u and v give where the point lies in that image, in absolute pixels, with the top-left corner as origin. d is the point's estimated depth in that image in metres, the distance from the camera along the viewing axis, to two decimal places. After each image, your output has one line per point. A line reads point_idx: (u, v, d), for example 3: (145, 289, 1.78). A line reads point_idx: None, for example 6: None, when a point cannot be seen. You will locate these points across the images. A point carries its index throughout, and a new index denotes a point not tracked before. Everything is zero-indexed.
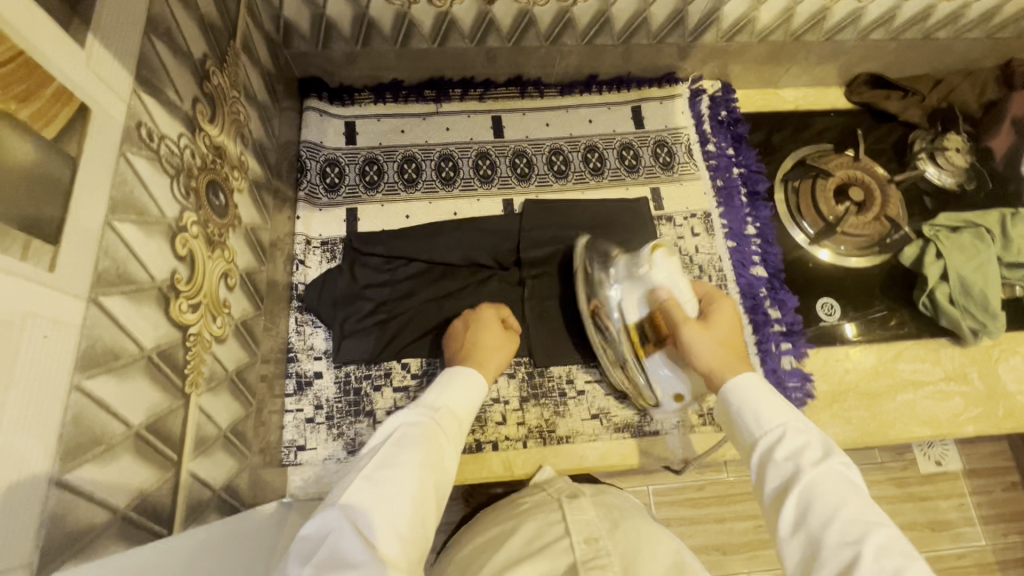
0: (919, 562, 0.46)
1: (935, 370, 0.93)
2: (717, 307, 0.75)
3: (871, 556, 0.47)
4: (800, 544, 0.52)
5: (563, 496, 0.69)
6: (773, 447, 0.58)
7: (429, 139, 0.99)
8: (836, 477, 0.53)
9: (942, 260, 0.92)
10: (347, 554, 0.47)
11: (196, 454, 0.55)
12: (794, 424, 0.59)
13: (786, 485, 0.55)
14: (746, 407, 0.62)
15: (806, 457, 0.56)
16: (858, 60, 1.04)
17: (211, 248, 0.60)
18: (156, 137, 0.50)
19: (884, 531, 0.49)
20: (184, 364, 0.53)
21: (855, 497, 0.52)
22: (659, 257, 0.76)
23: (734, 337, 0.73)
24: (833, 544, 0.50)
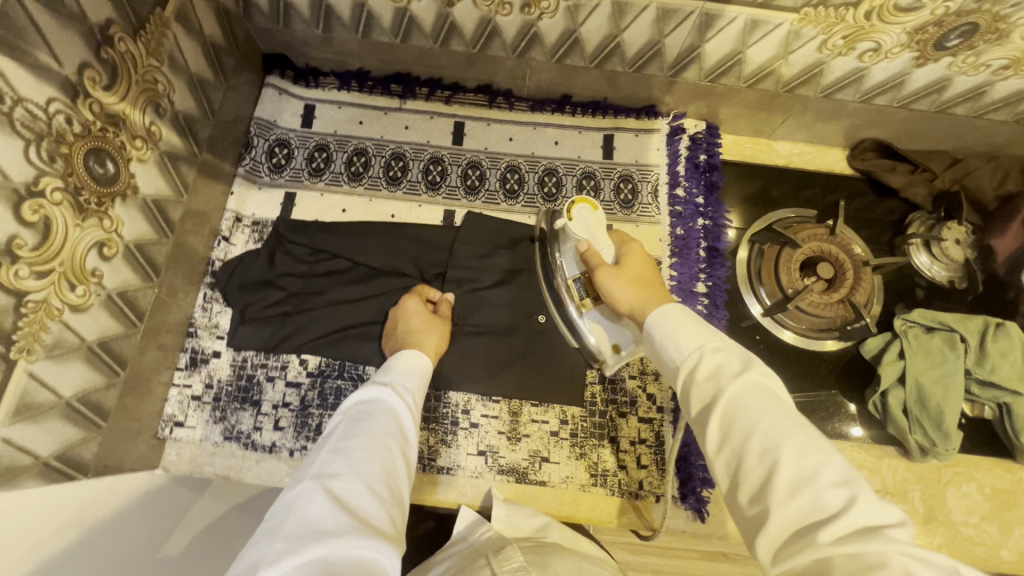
0: (836, 460, 0.42)
1: (871, 480, 0.84)
2: (628, 248, 0.71)
3: (790, 463, 0.42)
4: (724, 467, 0.46)
5: (490, 554, 0.59)
6: (694, 371, 0.51)
7: (386, 135, 0.96)
8: (753, 388, 0.47)
9: (902, 362, 0.82)
10: (319, 518, 0.45)
11: (18, 419, 0.55)
12: (712, 345, 0.52)
13: (709, 404, 0.48)
14: (667, 336, 0.55)
15: (727, 374, 0.49)
16: (863, 123, 0.94)
17: (82, 216, 0.59)
18: (8, 101, 0.49)
19: (801, 433, 0.43)
20: (13, 330, 0.53)
21: (771, 403, 0.46)
22: (577, 210, 0.73)
23: (652, 274, 0.68)
24: (750, 457, 0.44)
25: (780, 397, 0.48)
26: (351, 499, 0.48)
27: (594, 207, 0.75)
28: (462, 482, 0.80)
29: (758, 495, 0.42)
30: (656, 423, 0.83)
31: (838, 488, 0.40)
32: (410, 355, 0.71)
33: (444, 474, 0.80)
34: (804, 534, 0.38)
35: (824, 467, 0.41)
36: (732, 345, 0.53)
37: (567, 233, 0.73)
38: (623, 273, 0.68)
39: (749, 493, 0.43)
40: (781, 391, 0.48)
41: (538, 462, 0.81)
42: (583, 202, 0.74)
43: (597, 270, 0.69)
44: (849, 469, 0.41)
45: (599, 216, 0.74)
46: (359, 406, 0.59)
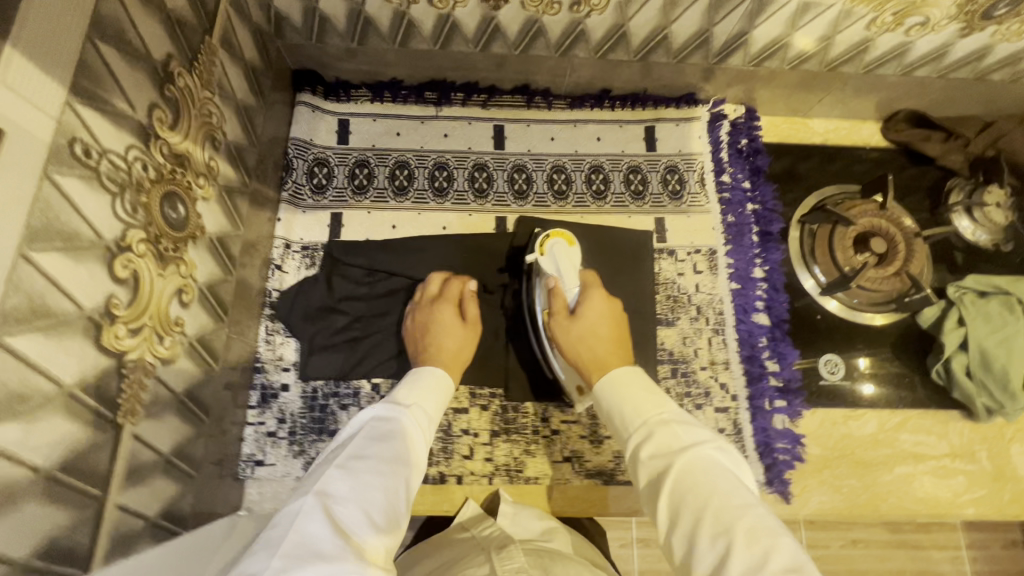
0: (783, 539, 0.47)
1: (939, 445, 0.86)
2: (588, 296, 0.76)
3: (740, 546, 0.46)
4: (681, 546, 0.50)
5: (491, 551, 0.60)
6: (642, 445, 0.58)
7: (426, 144, 0.94)
8: (705, 463, 0.54)
9: (964, 329, 0.84)
10: (317, 538, 0.46)
11: (128, 485, 0.52)
12: (661, 418, 0.59)
13: (664, 480, 0.54)
14: (628, 405, 0.62)
15: (677, 448, 0.56)
16: (900, 95, 0.95)
17: (163, 265, 0.56)
18: (95, 154, 0.46)
19: (748, 510, 0.49)
20: (117, 394, 0.50)
21: (720, 480, 0.52)
22: (550, 246, 0.80)
23: (606, 329, 0.73)
24: (706, 536, 0.48)
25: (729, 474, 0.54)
26: (350, 524, 0.49)
27: (571, 243, 0.82)
28: (550, 490, 0.80)
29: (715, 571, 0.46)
30: (732, 411, 0.85)
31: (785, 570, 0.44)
32: (425, 372, 0.72)
33: (533, 484, 0.80)
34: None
35: (773, 546, 0.46)
36: (680, 416, 0.60)
37: (540, 266, 0.81)
38: (577, 324, 0.74)
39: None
40: (735, 470, 0.54)
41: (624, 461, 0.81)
42: (559, 237, 0.82)
43: (553, 316, 0.76)
44: (795, 548, 0.46)
45: (574, 252, 0.81)
46: (372, 424, 0.60)
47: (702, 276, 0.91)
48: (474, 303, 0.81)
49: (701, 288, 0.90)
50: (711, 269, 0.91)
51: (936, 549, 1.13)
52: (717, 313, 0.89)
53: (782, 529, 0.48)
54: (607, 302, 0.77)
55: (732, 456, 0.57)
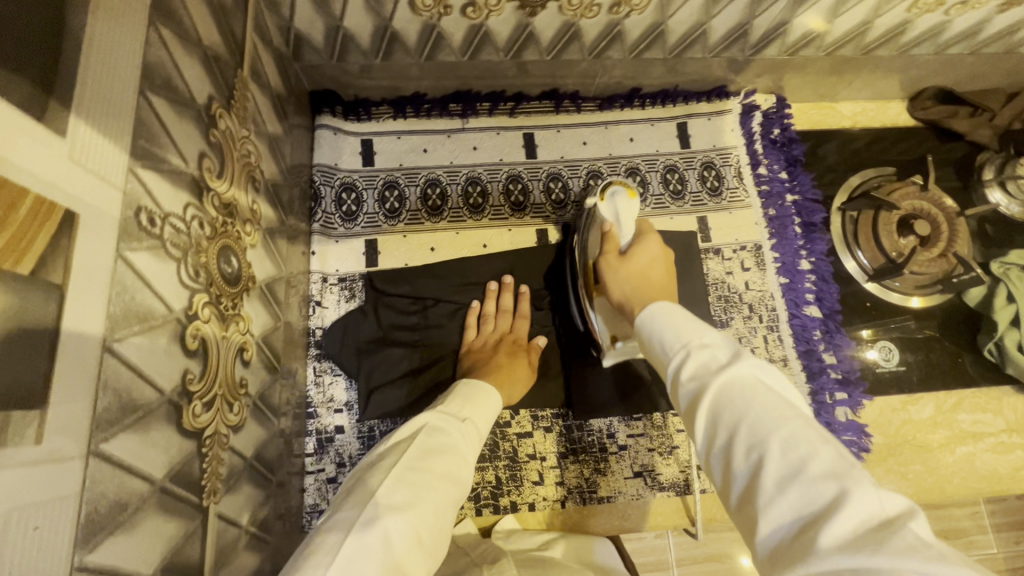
0: (827, 449, 0.36)
1: (996, 421, 0.87)
2: (644, 241, 0.67)
3: (776, 460, 0.36)
4: (718, 468, 0.40)
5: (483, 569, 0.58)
6: (680, 367, 0.45)
7: (455, 159, 0.89)
8: (742, 376, 0.41)
9: (1014, 305, 0.84)
10: (366, 557, 0.43)
11: (216, 568, 0.49)
12: (702, 339, 0.45)
13: (694, 398, 0.42)
14: (656, 331, 0.49)
15: (711, 366, 0.43)
16: (930, 73, 0.94)
17: (224, 325, 0.52)
18: (158, 220, 0.41)
19: (789, 420, 0.38)
20: (201, 476, 0.46)
21: (760, 394, 0.39)
22: (612, 193, 0.73)
23: (659, 272, 0.64)
24: (738, 455, 0.38)
25: (777, 387, 0.41)
26: (399, 545, 0.45)
27: (634, 195, 0.73)
28: (625, 507, 0.79)
29: (747, 496, 0.36)
30: None
31: (832, 482, 0.33)
32: (480, 385, 0.66)
33: (606, 503, 0.78)
34: (798, 539, 0.32)
35: (814, 459, 0.35)
36: (722, 334, 0.46)
37: (598, 212, 0.75)
38: (626, 265, 0.65)
39: (739, 498, 0.37)
40: (777, 380, 0.42)
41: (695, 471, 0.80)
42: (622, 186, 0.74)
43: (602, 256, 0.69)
44: (847, 460, 0.35)
45: (636, 205, 0.73)
46: (426, 433, 0.55)
47: (751, 273, 0.90)
48: (525, 302, 0.82)
49: (751, 285, 0.89)
50: (759, 265, 0.90)
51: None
52: (770, 310, 0.88)
53: (830, 439, 0.37)
54: (664, 251, 0.67)
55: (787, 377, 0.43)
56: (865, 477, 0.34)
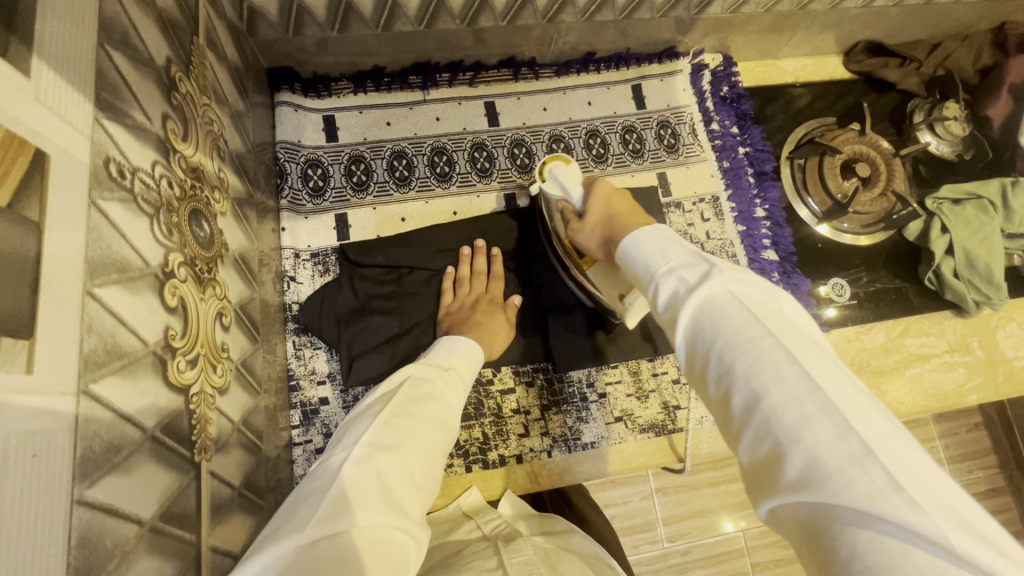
0: (795, 373, 0.35)
1: (939, 343, 0.94)
2: (593, 189, 0.67)
3: (744, 384, 0.37)
4: (697, 382, 0.42)
5: (499, 543, 0.58)
6: (655, 294, 0.45)
7: (419, 130, 0.90)
8: (713, 299, 0.41)
9: (948, 235, 0.91)
10: (360, 487, 0.43)
11: (214, 524, 0.49)
12: (670, 263, 0.45)
13: (672, 319, 0.43)
14: (633, 260, 0.49)
15: (682, 291, 0.43)
16: (860, 26, 1.01)
17: (202, 288, 0.52)
18: (128, 173, 0.41)
19: (759, 343, 0.37)
20: (191, 431, 0.46)
21: (728, 317, 0.39)
22: (550, 168, 0.75)
23: (616, 206, 0.63)
24: (712, 377, 0.40)
25: (752, 300, 0.41)
26: (392, 478, 0.46)
27: (569, 161, 0.76)
28: (608, 452, 0.82)
29: (723, 411, 0.39)
30: None
31: (794, 406, 0.34)
32: (460, 341, 0.68)
33: (590, 449, 0.81)
34: (760, 462, 0.35)
35: (780, 386, 0.35)
36: (693, 254, 0.45)
37: (546, 193, 0.76)
38: (587, 221, 0.66)
39: (718, 413, 0.40)
40: (751, 293, 0.41)
41: (672, 412, 0.84)
42: (556, 160, 0.76)
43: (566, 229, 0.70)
44: (812, 377, 0.35)
45: (575, 169, 0.74)
46: (410, 383, 0.56)
47: (711, 223, 0.94)
48: (499, 263, 0.84)
49: (712, 235, 0.94)
50: (717, 215, 0.95)
51: (925, 447, 1.25)
52: (731, 257, 0.93)
53: (803, 356, 0.36)
54: (614, 189, 0.67)
55: (764, 280, 0.42)
56: (832, 400, 0.34)
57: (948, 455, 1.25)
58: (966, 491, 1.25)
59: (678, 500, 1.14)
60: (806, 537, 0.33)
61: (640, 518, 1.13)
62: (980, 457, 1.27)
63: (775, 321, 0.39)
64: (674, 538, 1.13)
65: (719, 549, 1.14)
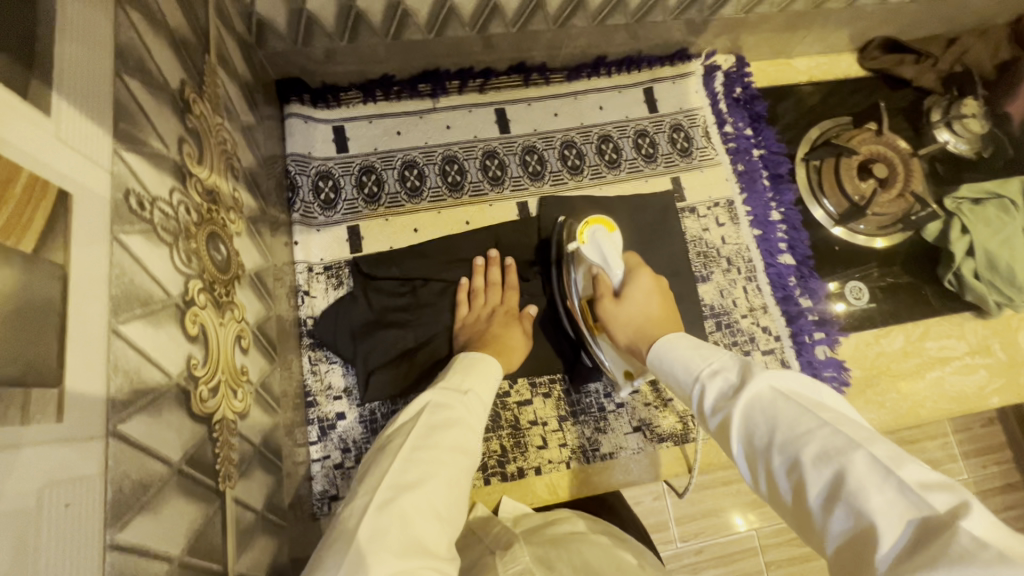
0: (860, 455, 0.37)
1: (960, 345, 0.93)
2: (635, 278, 0.71)
3: (815, 475, 0.38)
4: (768, 488, 0.43)
5: (498, 553, 0.57)
6: (702, 398, 0.50)
7: (430, 139, 0.89)
8: (761, 397, 0.44)
9: (969, 235, 0.89)
10: (383, 531, 0.43)
11: (239, 550, 0.49)
12: (711, 368, 0.51)
13: (724, 422, 0.46)
14: (676, 368, 0.55)
15: (727, 395, 0.48)
16: (876, 24, 0.99)
17: (220, 312, 0.52)
18: (147, 204, 0.41)
19: (818, 434, 0.39)
20: (215, 460, 0.46)
21: (779, 411, 0.42)
22: (592, 231, 0.73)
23: (657, 309, 0.68)
24: (781, 475, 0.41)
25: (800, 394, 0.44)
26: (415, 521, 0.45)
27: (611, 227, 0.74)
28: (627, 463, 0.81)
29: (803, 511, 0.39)
30: (778, 350, 0.89)
31: (867, 489, 0.35)
32: (479, 357, 0.67)
33: (609, 459, 0.81)
34: (857, 554, 0.34)
35: (850, 469, 0.36)
36: (730, 358, 0.51)
37: (581, 253, 0.75)
38: (624, 308, 0.69)
39: (798, 516, 0.40)
40: (798, 387, 0.44)
41: (691, 420, 0.83)
42: (599, 223, 0.74)
43: (598, 302, 0.71)
44: (877, 458, 0.36)
45: (617, 238, 0.74)
46: (429, 410, 0.56)
47: (726, 228, 0.93)
48: (513, 273, 0.83)
49: (727, 239, 0.93)
50: (733, 219, 0.93)
51: (939, 444, 1.24)
52: (747, 261, 0.92)
53: (863, 439, 0.38)
54: (656, 283, 0.71)
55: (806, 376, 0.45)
56: (903, 476, 0.35)
57: (963, 452, 1.24)
58: (982, 488, 1.24)
59: (693, 504, 1.14)
60: None
61: (656, 522, 1.12)
62: (995, 453, 1.26)
63: (829, 412, 0.41)
64: (690, 541, 1.12)
65: (734, 549, 1.14)
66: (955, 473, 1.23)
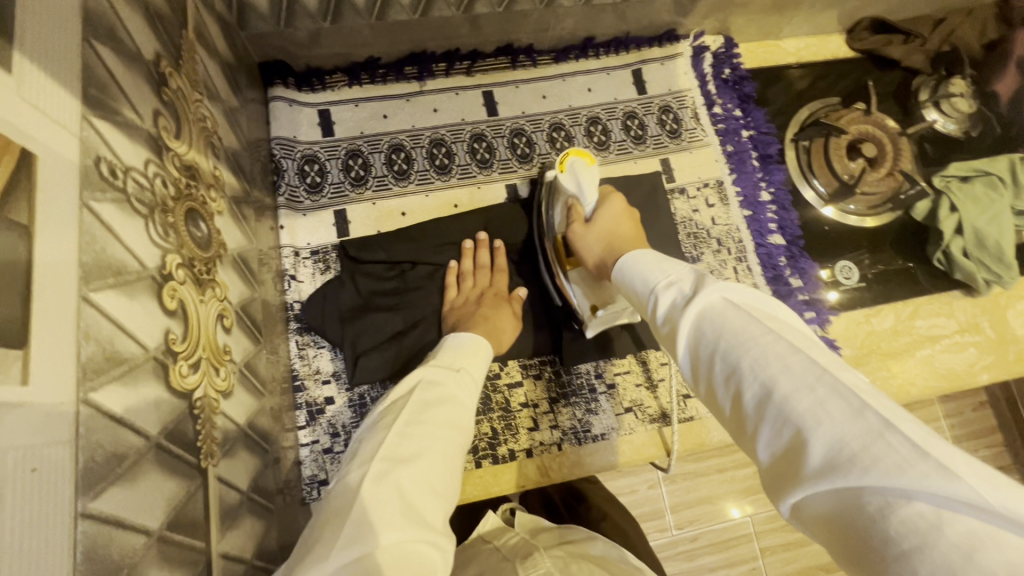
0: (800, 363, 0.38)
1: (949, 323, 0.93)
2: (607, 202, 0.70)
3: (753, 381, 0.39)
4: (706, 391, 0.44)
5: (517, 560, 0.56)
6: (655, 308, 0.49)
7: (417, 122, 0.89)
8: (711, 306, 0.44)
9: (957, 214, 0.89)
10: (380, 504, 0.43)
11: (223, 530, 0.48)
12: (666, 280, 0.50)
13: (673, 328, 0.46)
14: (633, 281, 0.54)
15: (678, 304, 0.47)
16: (864, 4, 0.99)
17: (201, 289, 0.51)
18: (120, 173, 0.40)
19: (760, 339, 0.40)
20: (196, 437, 0.45)
21: (726, 319, 0.42)
22: (571, 162, 0.74)
23: (626, 228, 0.66)
24: (721, 381, 0.42)
25: (747, 303, 0.43)
26: (412, 495, 0.45)
27: (592, 161, 0.74)
28: (619, 444, 0.81)
29: (738, 414, 0.40)
30: None
31: (803, 395, 0.36)
32: (467, 338, 0.67)
33: (601, 441, 0.80)
34: (781, 452, 0.36)
35: (789, 375, 0.37)
36: (686, 271, 0.50)
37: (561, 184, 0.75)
38: (593, 228, 0.68)
39: (732, 419, 0.41)
40: (747, 298, 0.44)
41: (683, 400, 0.83)
42: (578, 155, 0.74)
43: (569, 226, 0.71)
44: (815, 366, 0.37)
45: (595, 171, 0.73)
46: (422, 388, 0.55)
47: (716, 209, 0.93)
48: (502, 256, 0.83)
49: (717, 220, 0.93)
50: (722, 200, 0.93)
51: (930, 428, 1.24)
52: (737, 242, 0.92)
53: (804, 348, 0.39)
54: (626, 208, 0.70)
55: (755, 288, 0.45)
56: (840, 384, 0.36)
57: (954, 436, 1.25)
58: None
59: (687, 489, 1.14)
60: (840, 527, 0.33)
61: (650, 508, 1.12)
62: (986, 436, 1.27)
63: (773, 320, 0.42)
64: (684, 527, 1.12)
65: (729, 534, 1.14)
66: None
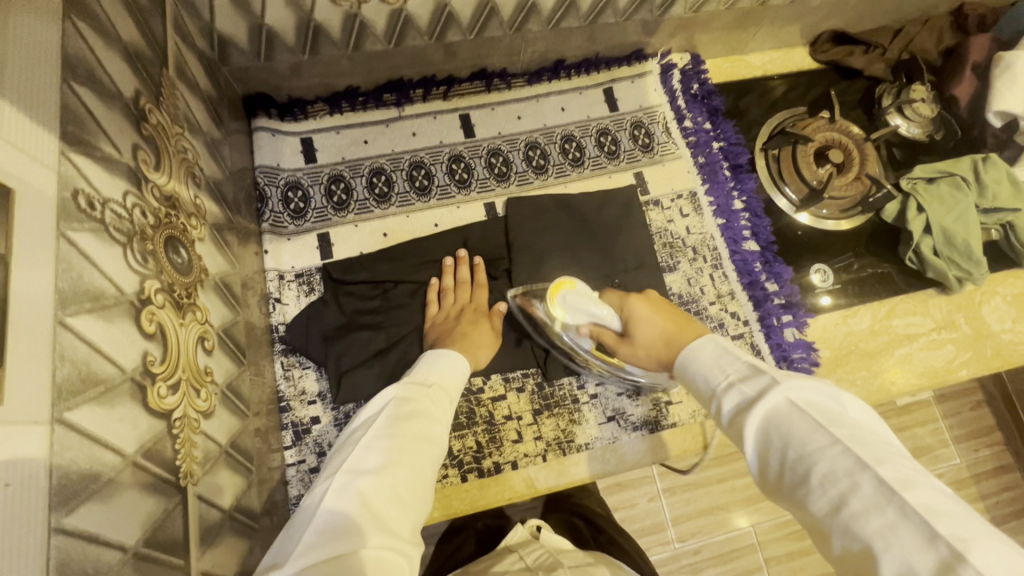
0: (867, 478, 0.40)
1: (926, 321, 0.94)
2: (630, 305, 0.72)
3: (822, 491, 0.42)
4: (777, 492, 0.46)
5: None
6: (722, 404, 0.52)
7: (396, 147, 0.92)
8: (777, 410, 0.47)
9: (924, 214, 0.92)
10: (342, 513, 0.45)
11: (204, 548, 0.49)
12: (732, 377, 0.53)
13: (739, 422, 0.49)
14: (694, 372, 0.57)
15: (745, 404, 0.50)
16: (822, 18, 1.03)
17: (181, 313, 0.53)
18: (98, 204, 0.42)
19: (828, 453, 0.42)
20: (175, 456, 0.46)
21: (793, 426, 0.45)
22: (563, 299, 0.74)
23: (663, 325, 0.68)
24: (791, 486, 0.44)
25: (815, 409, 0.46)
26: (380, 502, 0.46)
27: (572, 282, 0.76)
28: (604, 452, 0.81)
29: (813, 521, 0.43)
30: (747, 335, 0.91)
31: (874, 513, 0.38)
32: (444, 354, 0.68)
33: (586, 451, 0.81)
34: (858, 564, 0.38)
35: (857, 491, 0.40)
36: (751, 368, 0.53)
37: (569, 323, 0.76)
38: (638, 343, 0.70)
39: (807, 523, 0.44)
40: (817, 402, 0.47)
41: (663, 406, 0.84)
42: (562, 285, 0.76)
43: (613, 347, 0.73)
44: (881, 483, 0.39)
45: (582, 288, 0.75)
46: (394, 403, 0.57)
47: (690, 219, 0.96)
48: (481, 271, 0.86)
49: (692, 230, 0.95)
50: (697, 210, 0.96)
51: (927, 429, 1.24)
52: (712, 250, 0.95)
53: (873, 462, 0.41)
54: (648, 301, 0.72)
55: (825, 390, 0.48)
56: (909, 503, 0.38)
57: (952, 436, 1.25)
58: (974, 470, 1.24)
59: (687, 499, 1.14)
60: None
61: (649, 520, 1.12)
62: (983, 435, 1.27)
63: (841, 427, 0.44)
64: (683, 537, 1.12)
65: (730, 544, 1.13)
66: (945, 457, 1.24)
